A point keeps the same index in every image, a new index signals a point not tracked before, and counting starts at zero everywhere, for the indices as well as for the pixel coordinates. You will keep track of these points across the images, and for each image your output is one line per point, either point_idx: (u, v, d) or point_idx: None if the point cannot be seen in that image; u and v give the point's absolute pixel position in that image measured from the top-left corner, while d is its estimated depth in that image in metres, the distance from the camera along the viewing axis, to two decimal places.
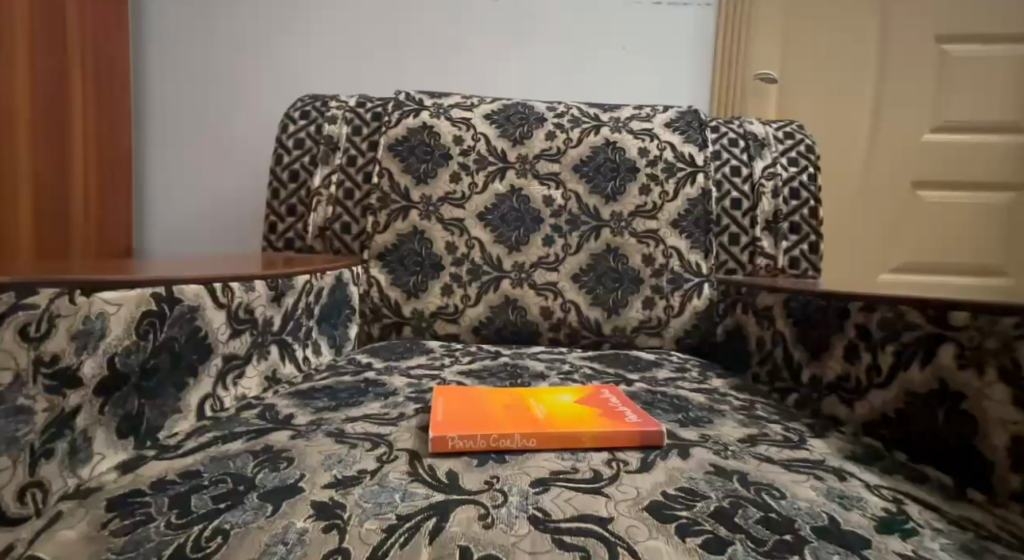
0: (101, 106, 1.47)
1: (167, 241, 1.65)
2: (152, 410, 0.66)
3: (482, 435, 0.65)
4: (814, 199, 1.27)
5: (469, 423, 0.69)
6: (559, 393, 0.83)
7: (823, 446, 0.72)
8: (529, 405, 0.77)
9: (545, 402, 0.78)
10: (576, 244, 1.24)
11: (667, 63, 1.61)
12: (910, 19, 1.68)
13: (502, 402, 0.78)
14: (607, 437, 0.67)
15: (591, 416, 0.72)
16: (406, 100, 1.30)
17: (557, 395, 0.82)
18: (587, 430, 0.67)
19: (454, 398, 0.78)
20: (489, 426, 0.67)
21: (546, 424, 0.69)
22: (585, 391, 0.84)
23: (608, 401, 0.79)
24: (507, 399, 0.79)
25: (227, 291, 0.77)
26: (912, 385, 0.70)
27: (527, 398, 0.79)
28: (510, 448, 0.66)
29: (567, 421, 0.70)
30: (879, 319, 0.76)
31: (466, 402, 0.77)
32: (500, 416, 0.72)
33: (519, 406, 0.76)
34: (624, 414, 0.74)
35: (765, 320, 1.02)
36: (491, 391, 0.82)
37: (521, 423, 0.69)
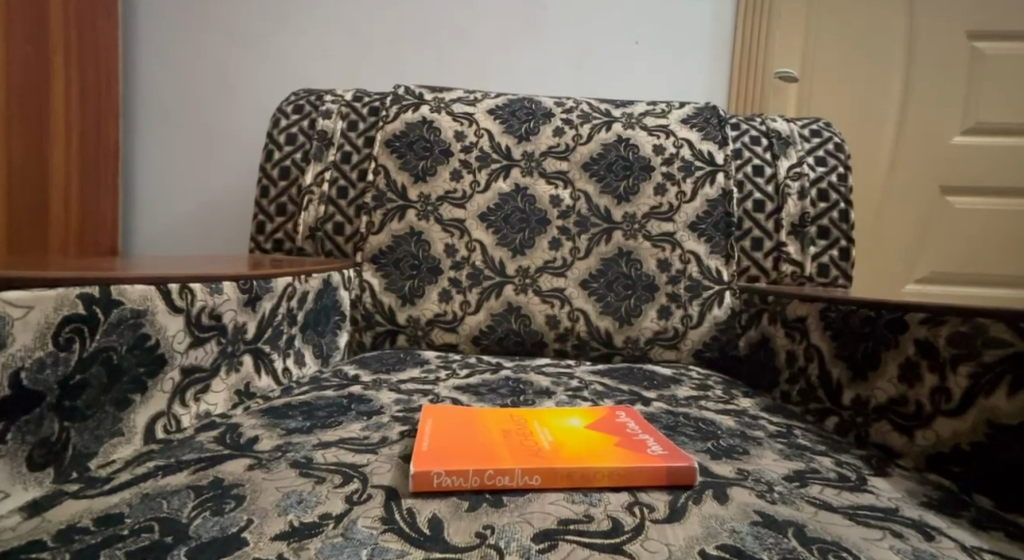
0: (86, 96, 1.36)
1: (153, 241, 1.55)
2: (80, 434, 0.57)
3: (473, 472, 0.55)
4: (844, 201, 1.14)
5: (460, 453, 0.59)
6: (568, 413, 0.73)
7: (888, 488, 0.61)
8: (534, 428, 0.67)
9: (551, 423, 0.68)
10: (586, 248, 1.13)
11: (682, 59, 1.50)
12: (949, 16, 1.57)
13: (500, 425, 0.67)
14: (626, 476, 0.57)
15: (607, 444, 0.63)
16: (406, 94, 1.20)
17: (567, 415, 0.71)
18: (601, 468, 0.57)
19: (445, 417, 0.69)
20: (483, 459, 0.57)
21: (552, 456, 0.59)
22: (599, 410, 0.74)
23: (625, 426, 0.68)
24: (506, 422, 0.68)
25: (185, 293, 0.66)
26: (998, 415, 0.60)
27: (528, 421, 0.69)
28: (508, 488, 0.56)
29: (578, 452, 0.60)
30: (950, 334, 0.65)
31: (459, 423, 0.67)
32: (500, 442, 0.63)
33: (521, 429, 0.66)
34: (645, 443, 0.63)
35: (796, 332, 0.90)
36: (485, 411, 0.72)
37: (523, 454, 0.59)
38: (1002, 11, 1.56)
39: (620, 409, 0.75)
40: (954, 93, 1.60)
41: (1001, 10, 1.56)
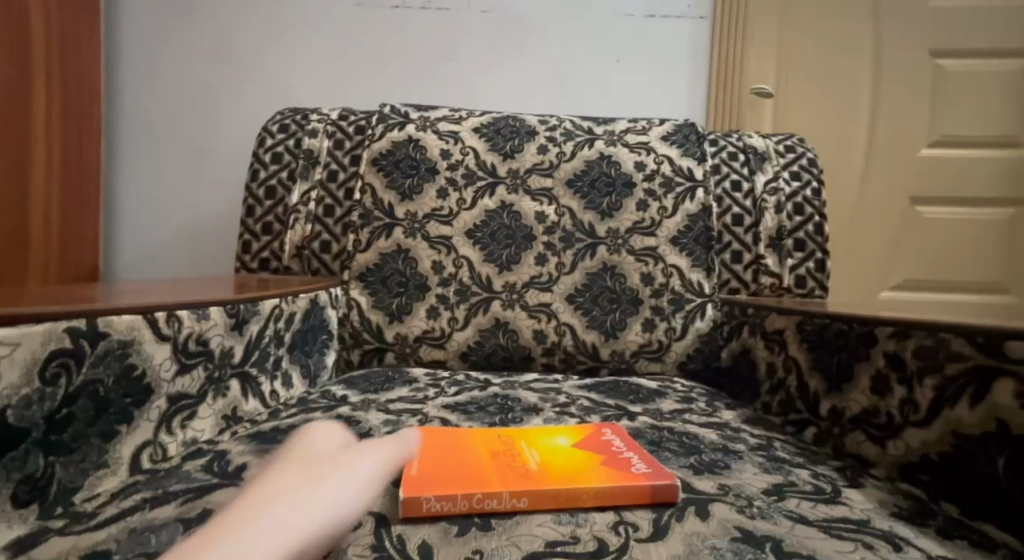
0: (67, 118, 1.33)
1: (137, 261, 1.54)
2: (64, 469, 0.57)
3: (462, 496, 0.57)
4: (818, 215, 1.17)
5: (446, 476, 0.60)
6: (556, 431, 0.75)
7: (861, 499, 0.63)
8: (522, 447, 0.68)
9: (538, 442, 0.70)
10: (571, 263, 1.15)
11: (662, 76, 1.53)
12: (916, 32, 1.62)
13: (489, 446, 0.69)
14: (612, 494, 0.58)
15: (592, 462, 0.65)
16: (392, 113, 1.21)
17: (554, 433, 0.73)
18: (587, 488, 0.58)
19: (433, 437, 0.70)
20: (472, 483, 0.59)
21: (539, 477, 0.60)
22: (585, 427, 0.76)
23: (611, 444, 0.70)
24: (495, 443, 0.69)
25: (172, 321, 0.67)
26: (961, 425, 0.62)
27: (516, 442, 0.70)
28: (496, 511, 0.57)
29: (564, 472, 0.62)
30: (916, 346, 0.68)
31: (447, 444, 0.69)
32: (486, 463, 0.64)
33: (509, 448, 0.68)
34: (630, 461, 0.65)
35: (775, 344, 0.93)
36: (474, 433, 0.73)
37: (509, 474, 0.61)
38: (964, 30, 1.62)
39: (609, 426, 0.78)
40: (921, 107, 1.64)
41: (962, 28, 1.62)
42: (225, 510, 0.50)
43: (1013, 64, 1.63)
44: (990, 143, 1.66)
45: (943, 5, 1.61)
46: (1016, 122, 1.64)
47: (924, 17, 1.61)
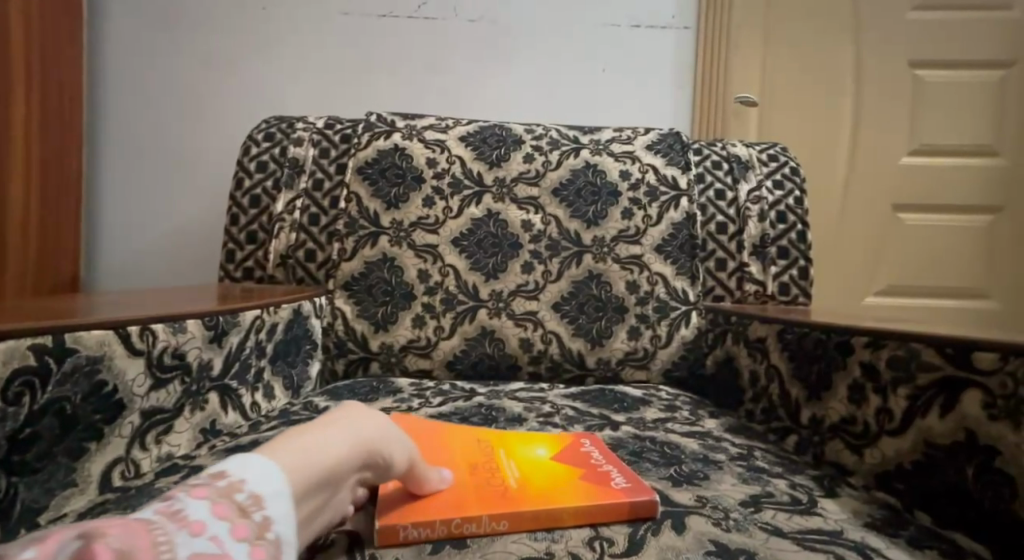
0: (47, 126, 1.31)
1: (119, 270, 1.53)
2: (29, 488, 0.56)
3: (440, 521, 0.56)
4: (801, 223, 1.18)
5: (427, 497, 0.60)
6: (538, 439, 0.75)
7: (835, 509, 0.63)
8: (503, 460, 0.69)
9: (518, 455, 0.70)
10: (557, 271, 1.15)
11: (649, 85, 1.53)
12: (893, 42, 1.65)
13: (468, 462, 0.68)
14: (590, 513, 0.58)
15: (571, 477, 0.65)
16: (378, 122, 1.21)
17: (536, 443, 0.74)
18: (566, 507, 0.58)
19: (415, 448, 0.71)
20: (449, 506, 0.58)
21: (517, 496, 0.60)
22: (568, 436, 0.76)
23: (590, 457, 0.70)
24: (474, 458, 0.69)
25: (146, 335, 0.67)
26: (933, 435, 0.63)
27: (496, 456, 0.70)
28: (475, 534, 0.57)
29: (543, 490, 0.61)
30: (889, 356, 0.68)
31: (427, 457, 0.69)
32: (467, 479, 0.64)
33: (489, 462, 0.68)
34: (609, 475, 0.65)
35: (758, 353, 0.93)
36: (454, 446, 0.72)
37: (487, 494, 0.61)
38: (941, 42, 1.65)
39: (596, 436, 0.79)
40: (901, 116, 1.67)
41: (939, 40, 1.65)
42: (319, 433, 0.55)
43: (987, 75, 1.67)
44: (969, 151, 1.68)
45: (920, 17, 1.65)
46: (992, 131, 1.68)
47: (901, 29, 1.65)
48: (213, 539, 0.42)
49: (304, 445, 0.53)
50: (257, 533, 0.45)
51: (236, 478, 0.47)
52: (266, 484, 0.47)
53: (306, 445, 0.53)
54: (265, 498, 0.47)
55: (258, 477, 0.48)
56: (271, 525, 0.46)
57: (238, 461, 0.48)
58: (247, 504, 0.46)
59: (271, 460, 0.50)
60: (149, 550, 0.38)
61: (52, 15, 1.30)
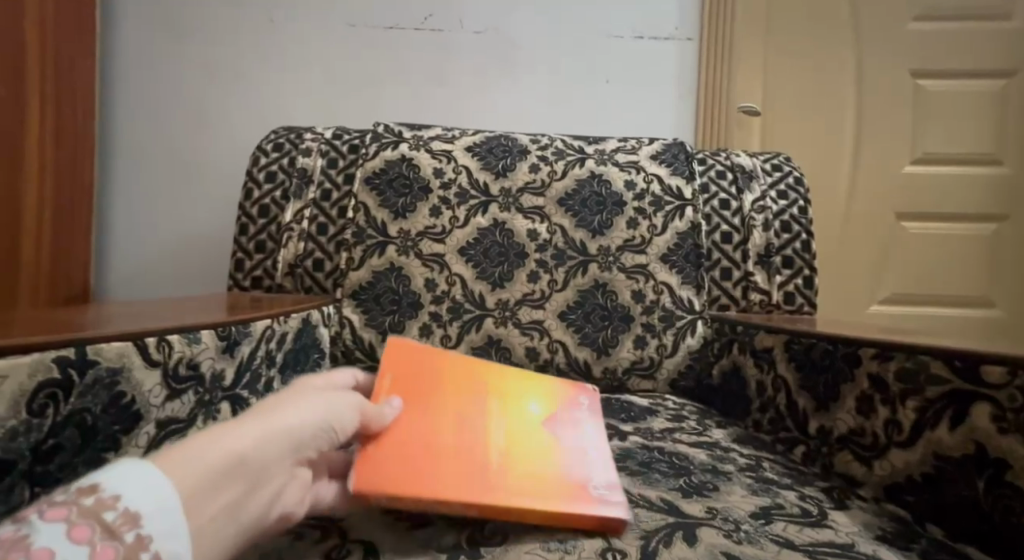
0: (60, 138, 1.32)
1: (128, 278, 1.53)
2: None
3: (411, 496, 0.58)
4: (805, 233, 1.19)
5: (405, 454, 0.63)
6: (526, 412, 0.77)
7: (846, 522, 0.64)
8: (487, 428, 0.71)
9: (502, 426, 0.73)
10: (563, 280, 1.16)
11: (653, 96, 1.54)
12: (895, 53, 1.66)
13: (454, 428, 0.69)
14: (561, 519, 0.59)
15: (545, 467, 0.67)
16: (385, 133, 1.22)
17: (522, 416, 0.76)
18: (539, 511, 0.59)
19: (406, 389, 0.73)
20: (424, 482, 0.59)
21: (491, 477, 0.62)
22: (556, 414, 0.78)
23: (575, 453, 0.70)
24: (461, 425, 0.70)
25: (163, 346, 0.67)
26: (943, 448, 0.63)
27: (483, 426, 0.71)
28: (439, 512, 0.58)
29: (519, 484, 0.63)
30: (897, 369, 0.68)
31: (415, 408, 0.70)
32: (447, 441, 0.67)
33: (472, 426, 0.71)
34: (590, 479, 0.65)
35: (764, 363, 0.93)
36: (445, 399, 0.74)
37: (464, 466, 0.63)
38: (943, 52, 1.66)
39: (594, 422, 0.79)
40: (904, 126, 1.68)
41: (941, 51, 1.66)
42: (232, 427, 0.52)
43: (989, 85, 1.68)
44: (971, 160, 1.69)
45: (920, 28, 1.66)
46: (995, 140, 1.68)
47: (903, 40, 1.66)
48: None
49: (214, 446, 0.50)
50: (126, 555, 0.40)
51: (110, 493, 0.42)
52: (147, 500, 0.43)
53: (216, 447, 0.50)
54: (142, 518, 0.42)
55: (139, 490, 0.43)
56: (146, 544, 0.41)
57: (118, 473, 0.44)
58: (117, 524, 0.41)
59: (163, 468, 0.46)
60: None
61: (65, 29, 1.31)
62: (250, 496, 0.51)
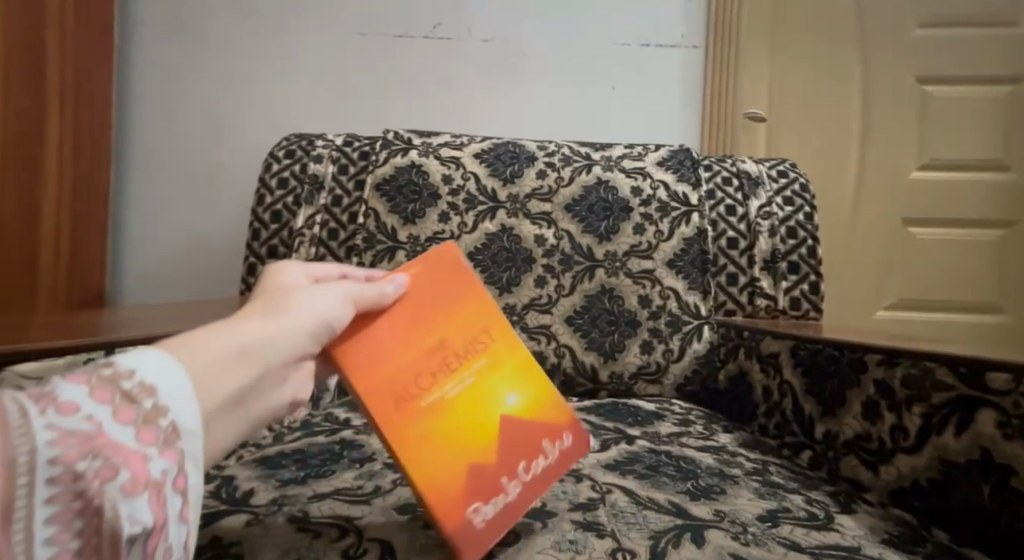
0: (80, 151, 1.35)
1: (140, 283, 1.55)
2: None
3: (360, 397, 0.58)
4: (811, 238, 1.20)
5: (368, 357, 0.59)
6: (525, 367, 0.67)
7: (853, 525, 0.65)
8: (474, 365, 0.64)
9: (489, 370, 0.64)
10: (570, 285, 1.17)
11: (658, 102, 1.55)
12: (900, 60, 1.67)
13: (464, 341, 0.64)
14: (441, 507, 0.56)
15: (487, 447, 0.61)
16: (395, 140, 1.23)
17: (518, 371, 0.66)
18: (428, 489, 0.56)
19: (430, 270, 0.65)
20: (382, 392, 0.58)
21: (423, 440, 0.58)
22: (550, 390, 0.67)
23: (541, 430, 0.65)
24: (473, 339, 0.65)
25: None
26: (948, 452, 0.64)
27: (492, 355, 0.65)
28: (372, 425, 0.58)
29: (454, 446, 0.59)
30: (903, 375, 0.69)
31: (448, 295, 0.65)
32: (420, 365, 0.61)
33: (462, 353, 0.64)
34: (516, 476, 0.61)
35: (771, 368, 0.94)
36: (484, 302, 0.67)
37: (410, 410, 0.59)
38: (947, 60, 1.67)
39: (568, 421, 0.67)
40: (909, 133, 1.69)
41: (946, 58, 1.67)
42: (232, 322, 0.51)
43: (995, 91, 1.68)
44: (976, 166, 1.70)
45: (925, 35, 1.67)
46: (1000, 146, 1.69)
47: (908, 48, 1.67)
48: (88, 421, 0.35)
49: (208, 340, 0.46)
50: (145, 422, 0.37)
51: (124, 367, 0.38)
52: (162, 380, 0.39)
53: (209, 341, 0.46)
54: (160, 389, 0.39)
55: (151, 367, 0.39)
56: (169, 412, 0.38)
57: (130, 355, 0.40)
58: (135, 392, 0.38)
59: (162, 352, 0.42)
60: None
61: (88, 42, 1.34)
62: (258, 385, 0.49)
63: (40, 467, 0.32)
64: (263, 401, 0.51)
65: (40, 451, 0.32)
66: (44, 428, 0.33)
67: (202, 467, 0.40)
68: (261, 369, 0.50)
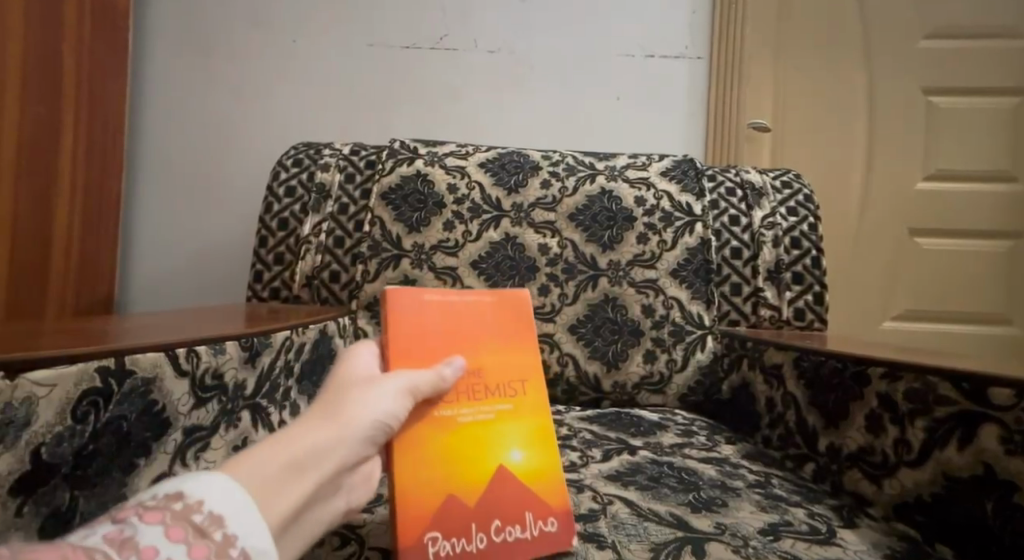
0: (92, 152, 1.36)
1: (147, 289, 1.56)
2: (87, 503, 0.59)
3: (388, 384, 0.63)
4: (815, 249, 1.20)
5: (410, 354, 0.65)
6: (544, 431, 0.68)
7: (855, 540, 0.65)
8: (496, 406, 0.67)
9: (508, 418, 0.67)
10: (573, 294, 1.17)
11: (663, 112, 1.56)
12: (906, 72, 1.67)
13: (495, 379, 0.68)
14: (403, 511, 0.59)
15: (472, 488, 0.62)
16: (401, 149, 1.25)
17: (535, 434, 0.67)
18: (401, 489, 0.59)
19: (496, 315, 0.71)
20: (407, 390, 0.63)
21: (417, 455, 0.61)
22: (558, 466, 0.67)
23: (532, 478, 0.65)
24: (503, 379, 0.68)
25: (191, 356, 0.67)
26: (950, 468, 0.64)
27: (517, 399, 0.68)
28: None
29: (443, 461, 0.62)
30: (905, 388, 0.69)
31: (496, 339, 0.70)
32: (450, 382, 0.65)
33: (489, 393, 0.67)
34: (490, 512, 0.62)
35: (774, 379, 0.94)
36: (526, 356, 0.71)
37: (421, 422, 0.63)
38: (952, 71, 1.67)
39: (563, 508, 0.64)
40: (914, 144, 1.69)
41: (951, 69, 1.67)
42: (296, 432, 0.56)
43: (1001, 102, 1.68)
44: (982, 177, 1.70)
45: (931, 46, 1.67)
46: (1006, 157, 1.69)
47: (913, 58, 1.67)
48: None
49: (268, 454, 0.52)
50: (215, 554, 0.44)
51: (193, 499, 0.46)
52: (224, 509, 0.46)
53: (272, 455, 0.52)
54: (225, 519, 0.46)
55: (215, 497, 0.46)
56: (235, 540, 0.45)
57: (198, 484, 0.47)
58: (205, 525, 0.45)
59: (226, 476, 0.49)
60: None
61: (106, 43, 1.37)
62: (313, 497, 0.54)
63: None
64: (325, 506, 0.56)
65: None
66: None
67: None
68: (318, 474, 0.54)
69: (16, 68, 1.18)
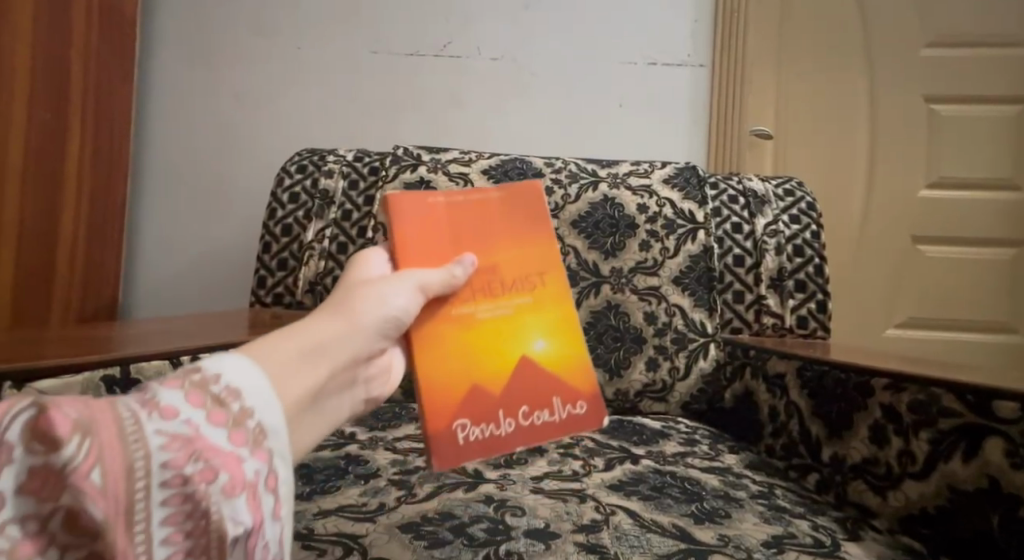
0: (98, 156, 1.36)
1: (151, 293, 1.56)
2: None
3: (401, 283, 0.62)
4: (818, 257, 1.19)
5: (422, 257, 0.64)
6: (568, 318, 0.68)
7: (859, 553, 0.65)
8: (516, 300, 0.66)
9: (528, 307, 0.66)
10: (576, 301, 1.17)
11: (665, 120, 1.56)
12: (909, 80, 1.67)
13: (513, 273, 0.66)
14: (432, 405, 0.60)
15: (498, 378, 0.63)
16: (404, 156, 1.24)
17: (559, 321, 0.67)
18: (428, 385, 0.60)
19: (507, 206, 0.68)
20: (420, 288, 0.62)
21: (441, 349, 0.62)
22: (581, 350, 0.67)
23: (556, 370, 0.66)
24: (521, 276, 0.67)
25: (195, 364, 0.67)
26: (956, 480, 0.64)
27: (537, 294, 0.67)
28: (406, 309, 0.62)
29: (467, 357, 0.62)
30: (910, 400, 0.69)
31: (508, 233, 0.67)
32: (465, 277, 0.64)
33: (507, 287, 0.66)
34: (518, 401, 0.63)
35: (777, 389, 0.94)
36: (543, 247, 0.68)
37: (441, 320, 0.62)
38: (955, 79, 1.67)
39: (588, 391, 0.66)
40: (917, 152, 1.69)
41: (954, 77, 1.67)
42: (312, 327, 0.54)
43: (1004, 111, 1.68)
44: (985, 185, 1.69)
45: (933, 54, 1.67)
46: (1009, 165, 1.69)
47: (916, 67, 1.67)
48: (186, 424, 0.38)
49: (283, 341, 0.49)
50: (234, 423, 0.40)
51: (211, 371, 0.42)
52: (246, 383, 0.42)
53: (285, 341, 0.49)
54: (245, 392, 0.42)
55: (235, 372, 0.42)
56: (254, 413, 0.41)
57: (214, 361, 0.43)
58: (224, 396, 0.41)
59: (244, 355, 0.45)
60: (111, 442, 0.35)
61: (111, 48, 1.37)
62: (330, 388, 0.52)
63: (154, 471, 0.35)
64: (337, 401, 0.54)
65: (154, 454, 0.36)
66: (154, 433, 0.37)
67: (289, 460, 0.43)
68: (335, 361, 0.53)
69: (23, 73, 1.19)
